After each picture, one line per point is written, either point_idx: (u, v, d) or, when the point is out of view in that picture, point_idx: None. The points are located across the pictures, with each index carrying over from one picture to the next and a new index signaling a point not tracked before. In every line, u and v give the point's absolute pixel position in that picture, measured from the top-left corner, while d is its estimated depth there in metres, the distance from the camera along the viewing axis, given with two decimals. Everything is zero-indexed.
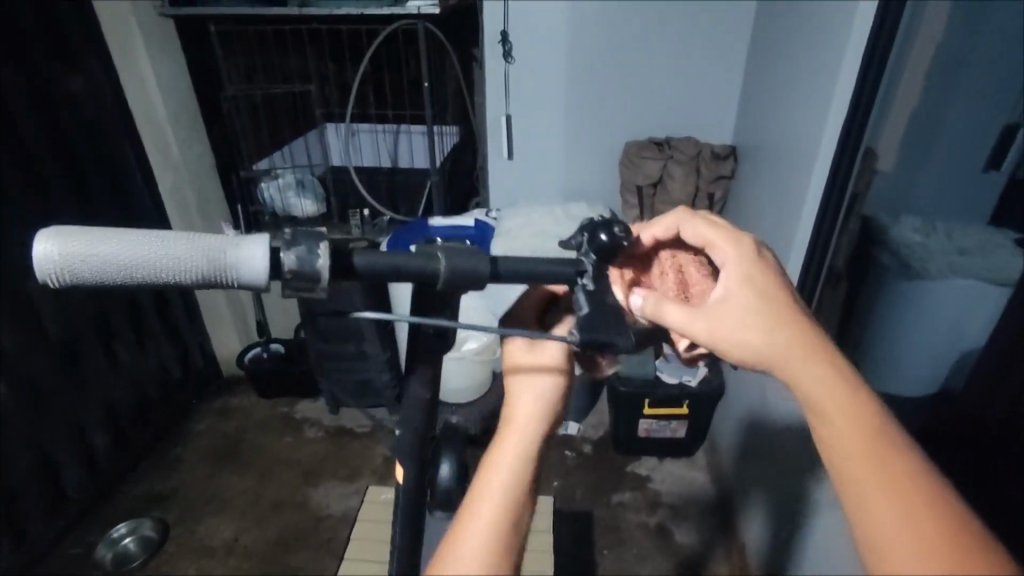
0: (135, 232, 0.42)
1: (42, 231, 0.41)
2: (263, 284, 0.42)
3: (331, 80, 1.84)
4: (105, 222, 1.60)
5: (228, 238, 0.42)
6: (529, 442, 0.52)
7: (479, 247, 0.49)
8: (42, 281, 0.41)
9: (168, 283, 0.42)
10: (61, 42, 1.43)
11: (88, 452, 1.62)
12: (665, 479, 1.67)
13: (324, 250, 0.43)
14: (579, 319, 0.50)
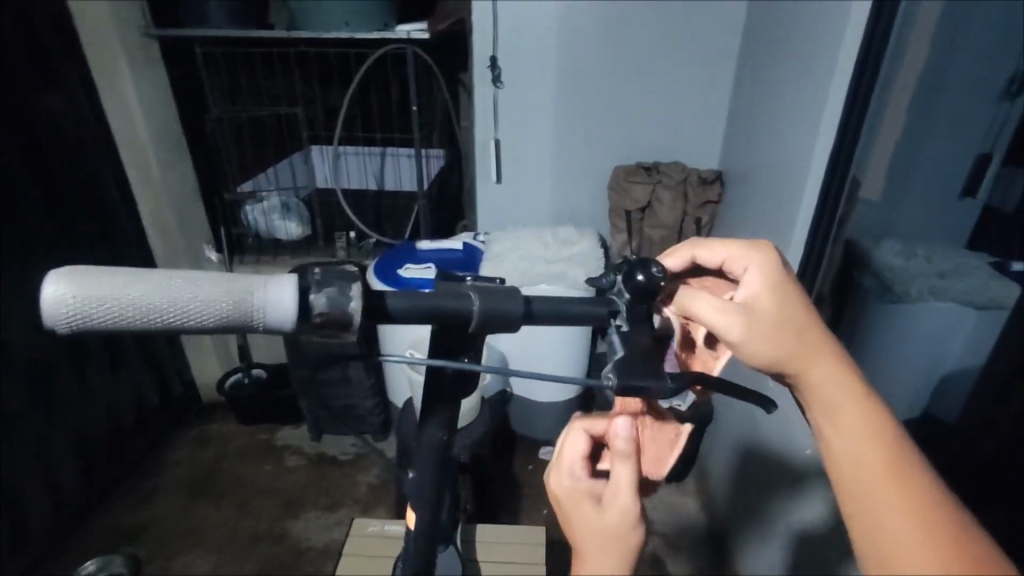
0: (156, 274, 0.41)
1: (52, 271, 0.40)
2: (291, 327, 0.42)
3: (316, 102, 1.80)
4: (83, 245, 1.56)
5: (253, 278, 0.42)
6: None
7: (512, 287, 0.50)
8: (54, 325, 0.40)
9: (192, 325, 0.41)
10: (44, 62, 1.41)
11: (56, 483, 1.55)
12: (656, 506, 1.65)
13: (355, 291, 0.43)
14: (614, 363, 0.49)
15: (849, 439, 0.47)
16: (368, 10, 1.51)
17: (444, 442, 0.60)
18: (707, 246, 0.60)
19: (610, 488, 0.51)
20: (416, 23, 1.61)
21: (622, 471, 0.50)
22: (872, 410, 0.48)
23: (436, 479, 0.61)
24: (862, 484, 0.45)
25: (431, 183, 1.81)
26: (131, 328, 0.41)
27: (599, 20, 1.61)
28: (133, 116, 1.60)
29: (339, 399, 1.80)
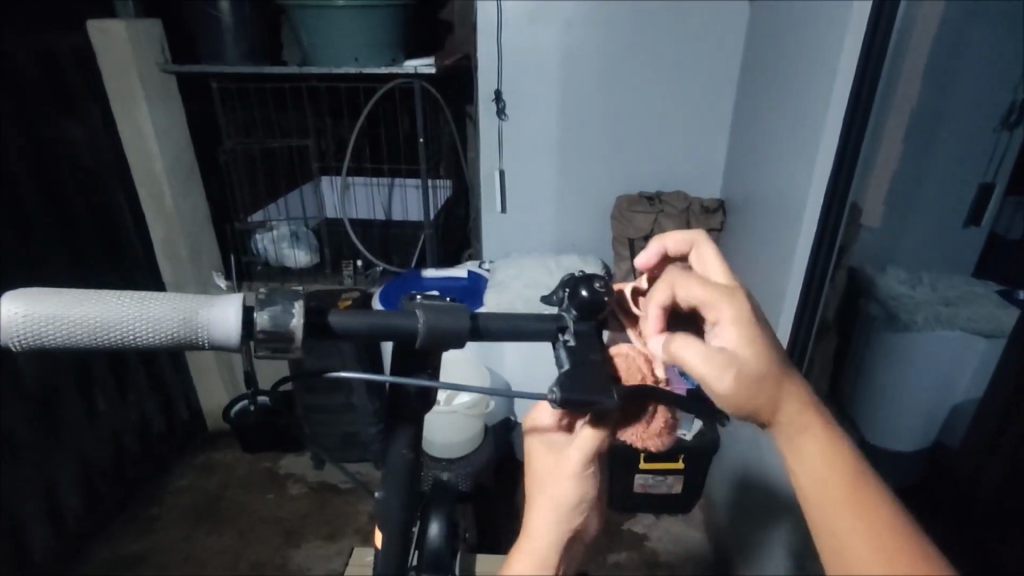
0: (103, 294, 0.43)
1: (7, 292, 0.41)
2: (238, 342, 0.43)
3: (328, 134, 1.88)
4: (96, 272, 1.60)
5: (198, 298, 0.44)
6: (554, 501, 0.52)
7: (460, 304, 0.51)
8: (4, 345, 0.41)
9: (137, 344, 0.43)
10: (64, 96, 1.48)
11: (59, 509, 1.56)
12: (661, 537, 1.62)
13: (298, 310, 0.44)
14: (560, 376, 0.48)
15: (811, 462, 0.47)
16: (376, 46, 1.57)
17: (409, 459, 0.60)
18: (686, 284, 0.56)
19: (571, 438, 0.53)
20: (422, 59, 1.66)
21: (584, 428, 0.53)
22: (829, 431, 0.48)
23: (410, 501, 0.61)
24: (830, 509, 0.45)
25: (436, 212, 1.83)
26: (82, 347, 0.42)
27: (601, 55, 1.65)
28: (149, 147, 1.64)
29: (341, 426, 1.80)
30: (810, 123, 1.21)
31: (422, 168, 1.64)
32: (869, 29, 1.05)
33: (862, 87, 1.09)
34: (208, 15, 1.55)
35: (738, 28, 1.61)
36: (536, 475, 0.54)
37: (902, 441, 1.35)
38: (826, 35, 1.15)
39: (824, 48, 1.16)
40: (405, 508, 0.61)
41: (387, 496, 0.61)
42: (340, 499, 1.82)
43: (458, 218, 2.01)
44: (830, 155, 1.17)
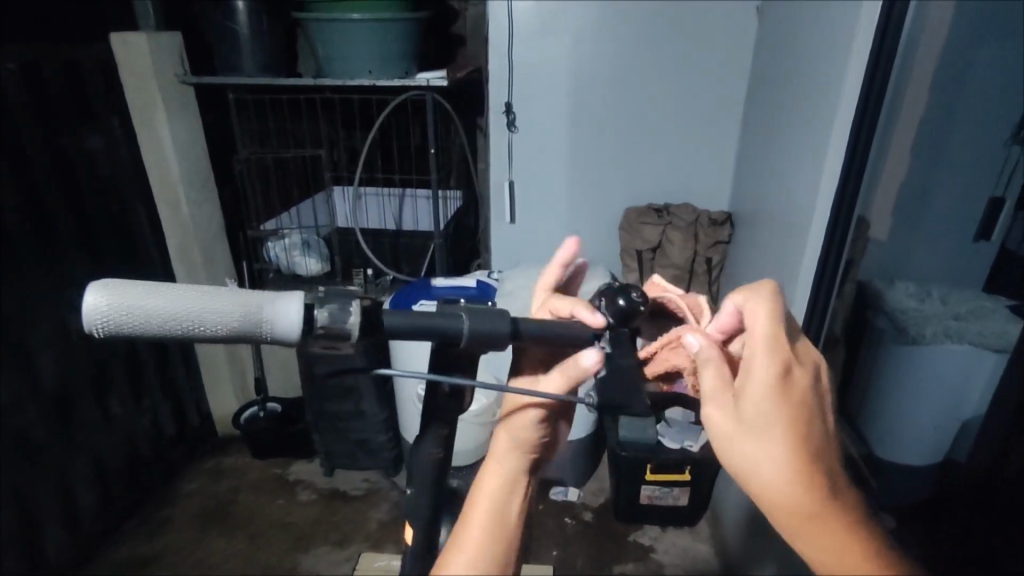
0: (177, 286, 0.44)
1: (92, 282, 0.43)
2: (297, 338, 0.44)
3: (340, 144, 1.95)
4: (114, 276, 1.63)
5: (262, 293, 0.45)
6: (509, 471, 0.55)
7: (500, 308, 0.52)
8: (87, 330, 0.43)
9: (205, 335, 0.44)
10: (85, 105, 1.51)
11: (73, 509, 1.57)
12: (668, 550, 1.62)
13: (355, 309, 0.46)
14: (595, 381, 0.53)
15: (814, 522, 0.45)
16: (390, 59, 1.60)
17: (438, 458, 0.60)
18: (752, 321, 0.51)
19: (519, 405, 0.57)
20: (435, 72, 1.69)
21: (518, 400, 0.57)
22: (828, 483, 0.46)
23: (434, 506, 0.63)
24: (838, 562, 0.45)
25: (447, 222, 1.85)
26: (155, 336, 0.44)
27: (610, 68, 1.68)
28: (166, 155, 1.68)
29: (351, 433, 1.82)
30: (819, 135, 1.22)
31: (433, 178, 1.66)
32: (875, 44, 1.06)
33: (870, 102, 1.10)
34: (227, 28, 1.60)
35: (746, 41, 1.63)
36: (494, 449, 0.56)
37: (912, 456, 1.34)
38: (833, 49, 1.16)
39: (832, 63, 1.17)
40: (431, 506, 0.62)
41: (410, 499, 0.62)
42: (349, 506, 1.82)
43: (469, 229, 2.03)
44: (837, 168, 1.17)
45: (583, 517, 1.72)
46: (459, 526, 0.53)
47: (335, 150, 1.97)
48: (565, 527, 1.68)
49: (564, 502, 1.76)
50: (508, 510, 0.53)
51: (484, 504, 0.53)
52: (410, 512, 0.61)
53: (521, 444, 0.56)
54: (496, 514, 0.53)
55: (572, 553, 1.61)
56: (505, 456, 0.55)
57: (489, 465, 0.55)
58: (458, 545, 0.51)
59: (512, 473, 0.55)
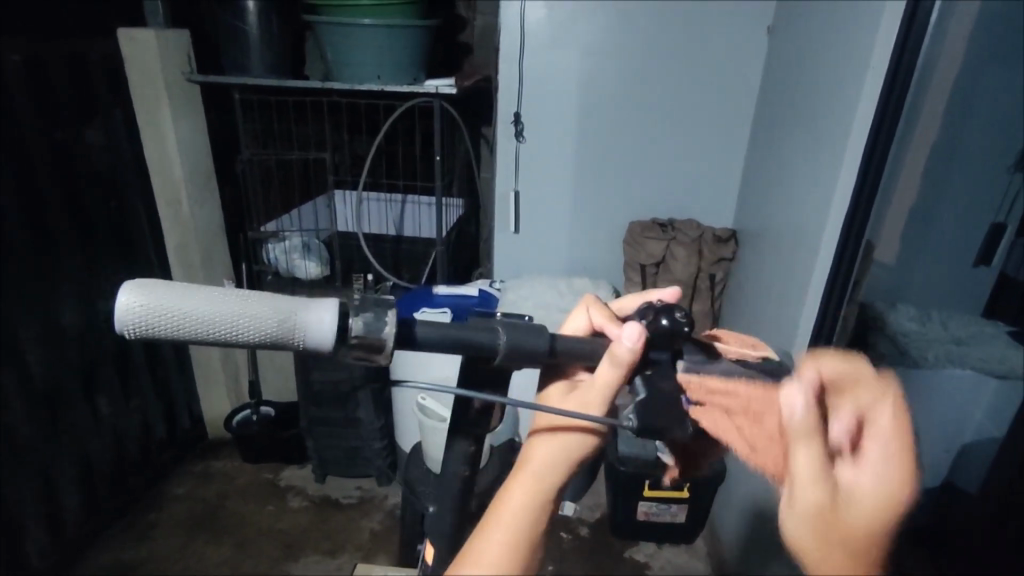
0: (217, 290, 0.43)
1: (126, 282, 0.42)
2: (329, 349, 0.43)
3: (343, 149, 1.93)
4: (109, 275, 1.60)
5: (299, 300, 0.43)
6: (543, 489, 0.50)
7: (538, 324, 0.52)
8: (120, 333, 0.42)
9: (241, 341, 0.43)
10: (88, 99, 1.50)
11: (58, 512, 1.54)
12: (665, 567, 1.60)
13: (391, 318, 0.43)
14: (636, 405, 0.49)
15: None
16: (400, 65, 1.59)
17: (453, 474, 0.59)
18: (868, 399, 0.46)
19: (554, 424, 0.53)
20: (443, 79, 1.69)
21: (550, 419, 0.53)
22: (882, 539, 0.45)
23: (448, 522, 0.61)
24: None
25: (449, 230, 1.83)
26: (192, 340, 0.43)
27: (618, 83, 1.68)
28: (170, 154, 1.67)
29: (346, 440, 1.80)
30: (830, 157, 1.22)
31: (438, 185, 1.66)
32: (889, 79, 1.07)
33: (884, 124, 1.10)
34: (235, 27, 1.58)
35: (754, 61, 1.64)
36: (530, 461, 0.52)
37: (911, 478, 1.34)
38: (848, 70, 1.17)
39: (844, 85, 1.18)
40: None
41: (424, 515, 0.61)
42: (341, 514, 1.79)
43: (470, 237, 2.02)
44: (847, 193, 1.18)
45: (580, 532, 1.70)
46: (478, 532, 0.49)
47: (338, 154, 1.94)
48: (561, 541, 1.66)
49: (560, 516, 1.74)
50: (537, 526, 0.49)
51: (510, 517, 0.49)
52: None
53: (561, 461, 0.51)
54: (522, 530, 0.49)
55: (568, 568, 1.59)
56: (541, 472, 0.51)
57: (520, 477, 0.51)
58: (475, 549, 0.48)
59: (545, 491, 0.50)
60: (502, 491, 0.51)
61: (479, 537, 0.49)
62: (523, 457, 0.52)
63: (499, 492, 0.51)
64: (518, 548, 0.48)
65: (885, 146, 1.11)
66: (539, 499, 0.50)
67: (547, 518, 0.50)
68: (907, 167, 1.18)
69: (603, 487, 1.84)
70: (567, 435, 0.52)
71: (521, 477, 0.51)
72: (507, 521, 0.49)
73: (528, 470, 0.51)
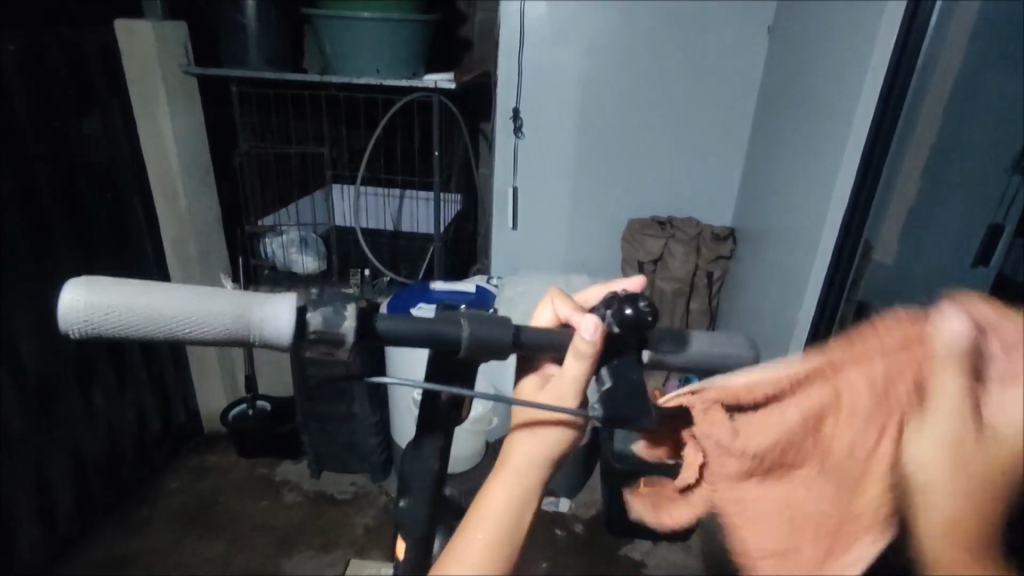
0: (165, 286, 0.43)
1: (72, 277, 0.43)
2: (277, 340, 0.43)
3: (342, 143, 1.92)
4: (104, 267, 1.59)
5: (249, 296, 0.44)
6: (523, 487, 0.50)
7: (503, 315, 0.52)
8: (71, 331, 0.43)
9: (191, 337, 0.43)
10: (84, 91, 1.49)
11: (52, 506, 1.53)
12: (659, 565, 1.60)
13: (350, 313, 0.44)
14: (602, 394, 0.50)
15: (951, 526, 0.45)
16: (400, 59, 1.58)
17: (440, 468, 0.59)
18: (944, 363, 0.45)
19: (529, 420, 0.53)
20: (443, 74, 1.68)
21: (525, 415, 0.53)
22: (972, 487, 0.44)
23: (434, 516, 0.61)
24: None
25: (446, 225, 1.83)
26: (143, 336, 0.43)
27: (619, 79, 1.68)
28: (166, 147, 1.66)
29: (341, 436, 1.80)
30: (830, 157, 1.22)
31: (436, 180, 1.65)
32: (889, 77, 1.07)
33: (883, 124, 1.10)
34: (234, 19, 1.57)
35: (755, 59, 1.63)
36: (510, 459, 0.52)
37: None
38: (850, 68, 1.16)
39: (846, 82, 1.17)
40: (430, 518, 0.60)
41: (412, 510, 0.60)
42: (335, 508, 1.79)
43: (468, 234, 2.02)
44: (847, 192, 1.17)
45: (573, 529, 1.70)
46: (460, 528, 0.50)
47: (337, 148, 1.94)
48: (555, 538, 1.65)
49: (554, 512, 1.74)
50: (519, 523, 0.50)
51: (492, 515, 0.49)
52: (412, 521, 0.60)
53: (539, 460, 0.51)
54: (504, 528, 0.49)
55: (561, 565, 1.59)
56: (522, 470, 0.51)
57: (501, 475, 0.51)
58: (458, 547, 0.49)
59: (526, 489, 0.51)
60: (481, 493, 0.51)
61: (461, 535, 0.50)
62: (502, 457, 0.52)
63: (481, 490, 0.51)
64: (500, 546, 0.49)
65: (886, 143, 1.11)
66: (519, 498, 0.50)
67: (529, 515, 0.51)
68: (908, 166, 1.17)
69: (598, 484, 1.84)
70: (544, 433, 0.52)
71: (500, 478, 0.51)
72: (487, 520, 0.49)
73: (507, 471, 0.51)
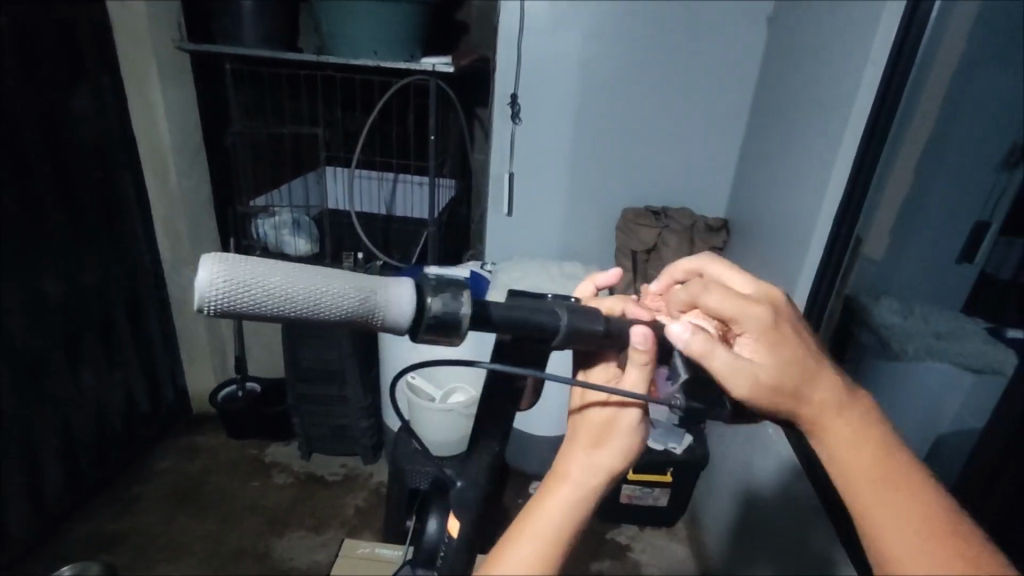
0: (294, 265, 0.41)
1: (204, 253, 0.38)
2: (407, 327, 0.43)
3: (337, 125, 1.90)
4: (95, 245, 1.57)
5: (373, 278, 0.43)
6: (581, 500, 0.51)
7: (594, 307, 0.53)
8: (199, 308, 0.38)
9: (320, 319, 0.41)
10: (77, 64, 1.46)
11: (39, 483, 1.52)
12: (646, 549, 1.63)
13: (466, 298, 0.44)
14: (681, 386, 0.54)
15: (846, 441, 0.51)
16: (399, 41, 1.57)
17: None
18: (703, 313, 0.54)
19: (604, 424, 0.54)
20: (440, 57, 1.67)
21: (598, 411, 0.55)
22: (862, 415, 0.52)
23: None
24: (867, 489, 0.49)
25: (441, 211, 1.82)
26: (271, 317, 0.40)
27: (617, 67, 1.68)
28: (158, 124, 1.64)
29: (331, 417, 1.80)
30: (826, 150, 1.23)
31: (432, 165, 1.64)
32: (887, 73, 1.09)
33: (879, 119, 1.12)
34: None
35: (753, 51, 1.64)
36: (569, 471, 0.52)
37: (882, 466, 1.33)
38: (847, 63, 1.18)
39: (844, 78, 1.19)
40: None
41: None
42: (325, 490, 1.80)
43: (461, 219, 2.02)
44: None
45: None
46: (509, 533, 0.51)
47: (331, 130, 1.92)
48: None
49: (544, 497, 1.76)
50: (572, 533, 0.51)
51: (546, 523, 0.50)
52: None
53: (598, 473, 0.52)
54: (558, 536, 0.50)
55: None
56: (580, 482, 0.51)
57: (557, 487, 0.51)
58: (507, 551, 0.49)
59: (583, 500, 0.51)
60: (536, 502, 0.51)
61: (510, 539, 0.50)
62: (558, 469, 0.53)
63: (536, 496, 0.52)
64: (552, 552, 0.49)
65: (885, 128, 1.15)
66: (575, 509, 0.51)
67: (581, 525, 0.51)
68: (901, 164, 1.19)
69: None
70: (606, 449, 0.53)
71: (557, 490, 0.51)
72: (539, 527, 0.50)
73: (566, 483, 0.51)
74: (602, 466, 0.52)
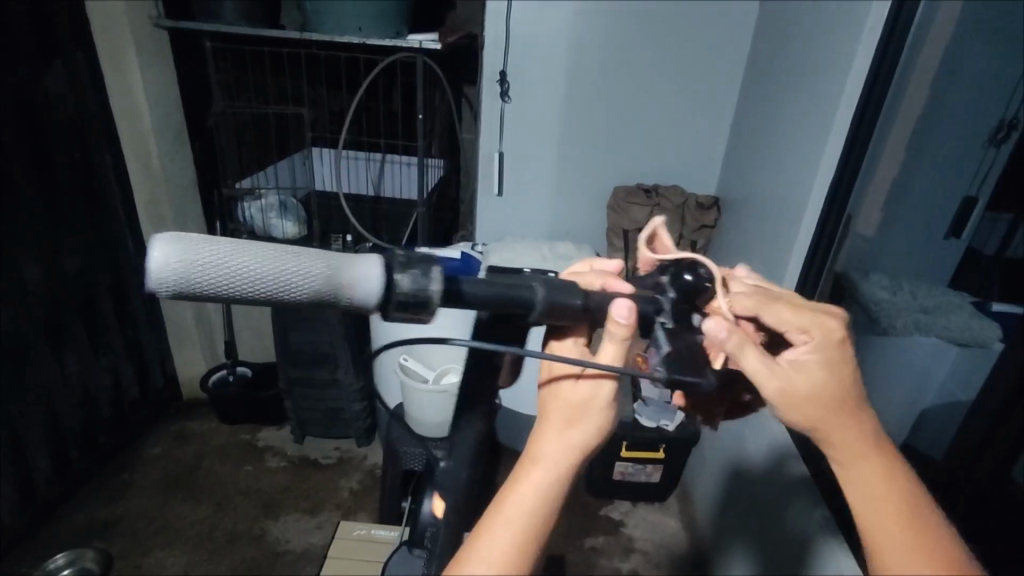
0: (251, 243, 0.39)
1: (156, 234, 0.37)
2: (372, 306, 0.41)
3: (322, 104, 1.86)
4: (76, 230, 1.54)
5: (335, 254, 0.41)
6: (554, 481, 0.51)
7: (571, 281, 0.53)
8: (155, 290, 0.38)
9: (280, 298, 0.40)
10: (50, 43, 1.41)
11: (29, 472, 1.51)
12: (639, 524, 1.66)
13: (436, 274, 0.43)
14: (661, 357, 0.53)
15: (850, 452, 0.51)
16: (383, 15, 1.52)
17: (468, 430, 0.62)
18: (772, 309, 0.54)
19: (574, 404, 0.53)
20: (428, 33, 1.63)
21: (565, 386, 0.54)
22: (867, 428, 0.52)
23: None
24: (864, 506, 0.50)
25: (430, 191, 1.80)
26: (229, 297, 0.39)
27: (608, 42, 1.65)
28: (138, 105, 1.60)
29: (325, 401, 1.80)
30: (817, 126, 1.22)
31: (420, 144, 1.62)
32: (878, 54, 1.08)
33: (875, 87, 1.11)
34: None
35: (745, 25, 1.62)
36: (539, 452, 0.52)
37: None
38: (841, 36, 1.16)
39: (836, 52, 1.18)
40: None
41: None
42: (319, 474, 1.79)
43: (450, 199, 2.00)
44: (833, 161, 1.18)
45: None
46: (483, 517, 0.50)
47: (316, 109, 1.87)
48: None
49: None
50: (548, 515, 0.50)
51: (523, 504, 0.50)
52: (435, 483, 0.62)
53: (571, 452, 0.52)
54: (533, 520, 0.49)
55: None
56: (552, 463, 0.51)
57: (529, 470, 0.51)
58: (483, 539, 0.49)
59: (558, 483, 0.51)
60: (509, 486, 0.51)
61: (485, 524, 0.50)
62: (530, 451, 0.52)
63: (510, 481, 0.52)
64: (527, 534, 0.49)
65: (880, 100, 1.11)
66: (550, 490, 0.50)
67: (557, 508, 0.51)
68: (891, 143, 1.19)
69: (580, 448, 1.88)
70: (576, 429, 0.52)
71: (529, 474, 0.51)
72: (514, 512, 0.49)
73: (538, 465, 0.51)
74: (573, 446, 0.52)
